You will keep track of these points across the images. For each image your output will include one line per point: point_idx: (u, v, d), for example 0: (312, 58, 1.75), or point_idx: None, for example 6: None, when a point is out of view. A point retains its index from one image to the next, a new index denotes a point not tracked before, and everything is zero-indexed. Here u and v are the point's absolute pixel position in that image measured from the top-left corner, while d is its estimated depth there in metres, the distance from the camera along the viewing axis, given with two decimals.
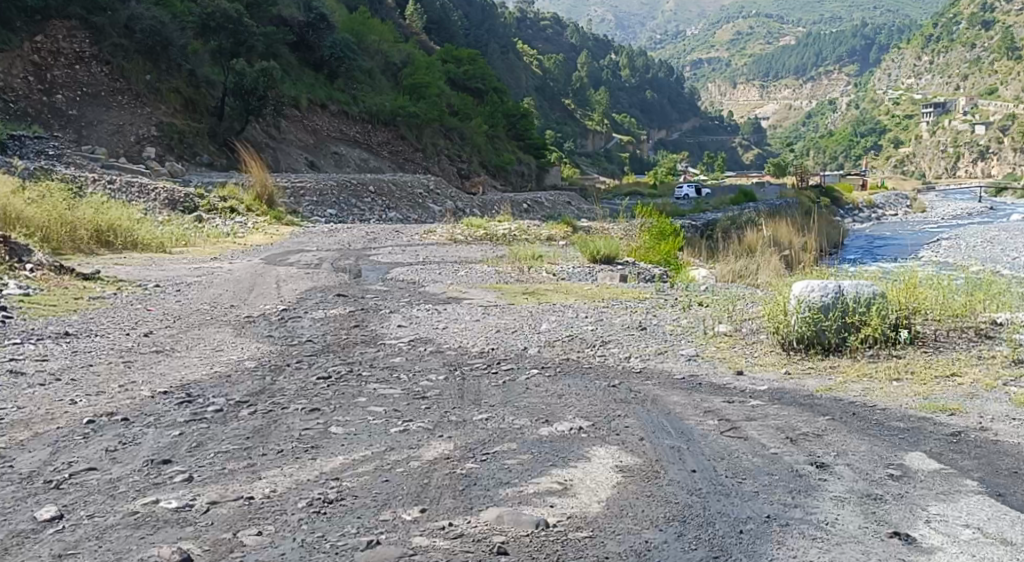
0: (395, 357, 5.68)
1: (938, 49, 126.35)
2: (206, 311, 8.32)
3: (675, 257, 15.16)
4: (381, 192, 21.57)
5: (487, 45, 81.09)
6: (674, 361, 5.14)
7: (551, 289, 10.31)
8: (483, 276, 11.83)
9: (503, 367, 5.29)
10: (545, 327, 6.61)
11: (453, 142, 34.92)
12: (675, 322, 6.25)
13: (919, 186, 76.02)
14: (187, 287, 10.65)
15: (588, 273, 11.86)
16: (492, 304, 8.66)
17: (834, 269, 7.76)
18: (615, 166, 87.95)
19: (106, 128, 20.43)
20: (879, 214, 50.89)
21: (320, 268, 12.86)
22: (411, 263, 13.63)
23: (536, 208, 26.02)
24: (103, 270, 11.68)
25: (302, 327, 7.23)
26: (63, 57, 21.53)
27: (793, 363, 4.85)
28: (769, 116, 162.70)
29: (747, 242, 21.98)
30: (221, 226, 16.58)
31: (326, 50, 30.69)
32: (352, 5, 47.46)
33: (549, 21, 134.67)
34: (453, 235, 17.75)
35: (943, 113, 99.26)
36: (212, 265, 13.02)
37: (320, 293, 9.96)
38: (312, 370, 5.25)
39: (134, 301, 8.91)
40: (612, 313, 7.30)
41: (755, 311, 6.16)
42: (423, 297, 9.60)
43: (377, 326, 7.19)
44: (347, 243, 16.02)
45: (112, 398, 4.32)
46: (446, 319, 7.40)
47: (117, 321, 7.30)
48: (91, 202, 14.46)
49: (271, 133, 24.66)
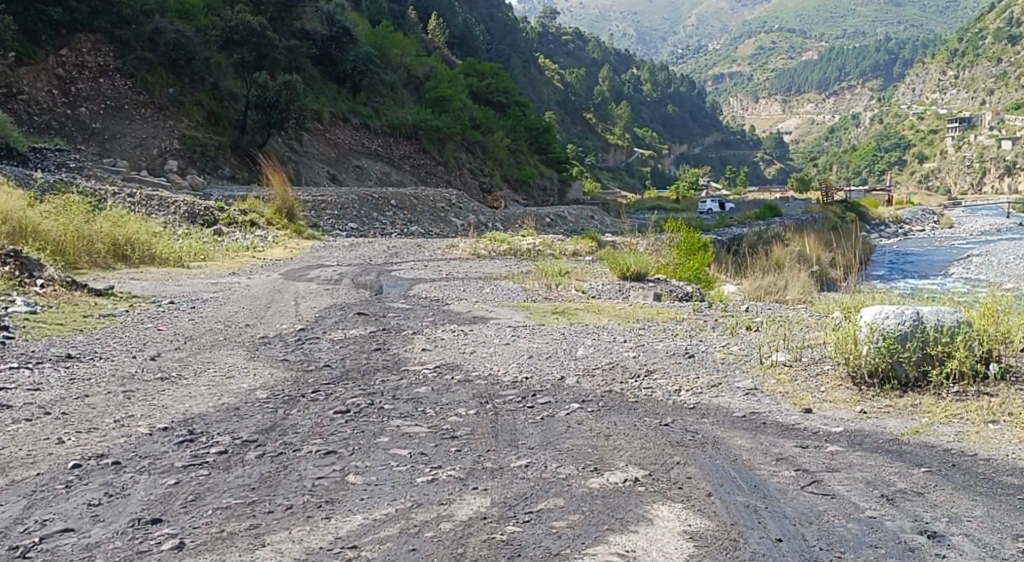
0: (420, 388, 5.18)
1: (963, 64, 125.13)
2: (219, 331, 7.89)
3: (706, 274, 14.66)
4: (403, 205, 21.18)
5: (510, 59, 81.06)
6: (730, 396, 4.61)
7: (580, 307, 9.82)
8: (509, 293, 11.36)
9: (539, 401, 4.77)
10: (582, 352, 6.10)
11: (475, 155, 34.60)
12: (726, 349, 5.70)
13: (946, 201, 75.02)
14: (203, 303, 10.28)
15: (617, 291, 11.39)
16: (520, 325, 8.18)
17: (888, 293, 7.17)
18: (637, 181, 87.39)
19: (129, 141, 20.22)
20: (905, 230, 50.09)
21: (341, 284, 12.45)
22: (434, 280, 13.19)
23: (559, 222, 25.57)
24: (118, 285, 11.32)
25: (321, 351, 6.75)
26: (87, 70, 21.36)
27: (868, 400, 4.33)
28: (792, 131, 161.82)
29: (776, 258, 21.46)
30: (241, 240, 16.24)
31: (349, 64, 30.44)
32: (376, 18, 47.35)
33: (572, 35, 134.77)
34: (476, 251, 17.31)
35: (968, 128, 98.03)
36: (230, 280, 12.64)
37: (339, 311, 9.52)
38: (328, 402, 4.77)
39: (144, 320, 8.51)
40: (652, 338, 6.77)
41: (814, 337, 5.61)
42: (446, 317, 9.13)
43: (401, 350, 6.70)
44: (369, 258, 15.63)
45: (103, 436, 3.86)
46: (473, 343, 6.90)
47: (123, 343, 6.86)
48: (109, 215, 14.13)
49: (293, 146, 24.37)
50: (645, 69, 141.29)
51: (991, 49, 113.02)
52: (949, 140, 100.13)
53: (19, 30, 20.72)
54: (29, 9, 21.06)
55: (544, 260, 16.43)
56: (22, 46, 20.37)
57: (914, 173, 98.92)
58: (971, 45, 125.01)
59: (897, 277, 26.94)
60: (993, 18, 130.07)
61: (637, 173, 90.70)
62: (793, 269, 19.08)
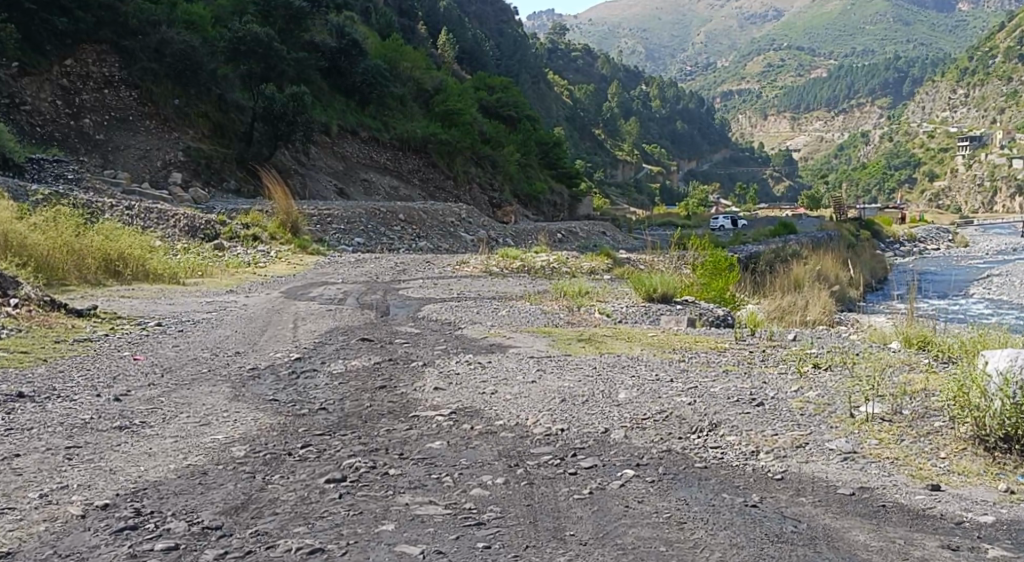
0: (433, 444, 4.30)
1: (973, 82, 123.49)
2: (204, 361, 6.97)
3: (731, 295, 13.80)
4: (411, 220, 20.29)
5: (519, 74, 80.29)
6: (824, 461, 3.66)
7: (608, 334, 8.92)
8: (527, 315, 10.43)
9: (584, 465, 3.83)
10: (626, 397, 5.15)
11: (485, 169, 33.76)
12: (804, 395, 4.74)
13: (958, 219, 73.85)
14: (194, 326, 9.38)
15: (645, 316, 10.46)
16: (546, 356, 7.29)
17: (961, 338, 6.26)
18: (645, 197, 86.35)
19: (133, 153, 19.46)
20: (920, 248, 49.04)
21: (345, 304, 11.56)
22: (444, 299, 12.29)
23: (571, 238, 24.69)
24: (102, 304, 10.42)
25: (319, 392, 5.82)
26: (92, 81, 20.61)
27: (1004, 474, 3.42)
28: (800, 149, 160.72)
29: (795, 275, 20.62)
30: (242, 255, 15.36)
31: (358, 76, 29.60)
32: (384, 32, 46.55)
33: (581, 51, 134.19)
34: (487, 268, 16.41)
35: (979, 147, 96.43)
36: (227, 298, 11.74)
37: (340, 337, 8.60)
38: (320, 464, 3.85)
39: (121, 346, 7.61)
40: (708, 377, 5.83)
41: (909, 382, 4.68)
42: (459, 344, 8.24)
43: (411, 389, 5.77)
44: (375, 275, 14.73)
45: (18, 524, 3.05)
46: (497, 381, 5.97)
47: (88, 379, 5.93)
48: (102, 228, 13.24)
49: (299, 159, 23.59)
50: (654, 85, 140.45)
51: (1002, 67, 111.48)
52: (960, 158, 99.02)
53: (22, 39, 20.01)
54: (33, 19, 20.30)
55: (561, 279, 15.55)
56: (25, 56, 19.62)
57: (924, 192, 97.44)
58: (981, 64, 123.58)
59: (919, 298, 26.06)
60: (1003, 37, 128.56)
61: (646, 189, 89.75)
62: (813, 289, 18.21)
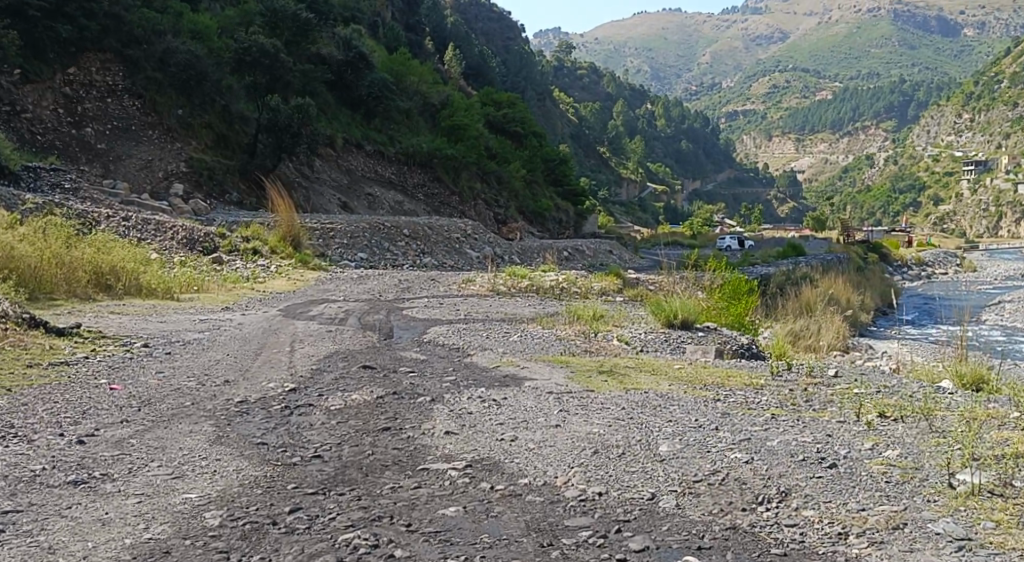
0: (448, 509, 3.63)
1: (977, 107, 122.84)
2: (189, 392, 6.25)
3: (750, 323, 13.25)
4: (416, 235, 19.63)
5: (524, 91, 79.76)
6: (933, 554, 3.03)
7: (631, 365, 8.24)
8: (540, 342, 9.68)
9: (633, 551, 3.18)
10: (672, 449, 4.45)
11: (490, 185, 33.16)
12: (885, 454, 4.01)
13: (963, 244, 73.25)
14: (182, 348, 8.62)
15: (667, 344, 9.78)
16: (566, 393, 6.59)
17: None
18: (650, 216, 85.61)
19: (134, 163, 18.86)
20: (928, 272, 48.42)
21: (346, 324, 10.85)
22: (450, 321, 11.60)
23: (577, 256, 24.06)
24: (87, 322, 9.68)
25: (313, 434, 5.09)
26: (94, 90, 20.00)
27: None
28: (804, 170, 160.35)
29: (806, 297, 20.05)
30: (241, 270, 14.68)
31: (365, 90, 29.04)
32: (391, 46, 45.92)
33: (587, 69, 133.97)
34: (495, 287, 15.73)
35: (984, 171, 95.62)
36: (221, 316, 11.06)
37: (341, 363, 7.88)
38: (309, 543, 3.24)
39: (98, 372, 6.86)
40: (760, 424, 5.11)
41: (1014, 444, 4.01)
42: (470, 375, 7.54)
43: (418, 433, 5.06)
44: (378, 292, 14.07)
45: None
46: (516, 425, 5.25)
47: (51, 415, 5.20)
48: (94, 241, 12.57)
49: (304, 172, 23.09)
50: (659, 104, 140.11)
51: (1006, 92, 110.77)
52: (964, 183, 98.46)
53: (24, 45, 19.30)
54: (37, 26, 19.67)
55: (572, 300, 14.89)
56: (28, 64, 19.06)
57: (928, 215, 96.80)
58: (985, 89, 122.91)
59: (929, 324, 25.48)
60: (1007, 63, 127.97)
61: (650, 208, 89.09)
62: (827, 315, 17.58)
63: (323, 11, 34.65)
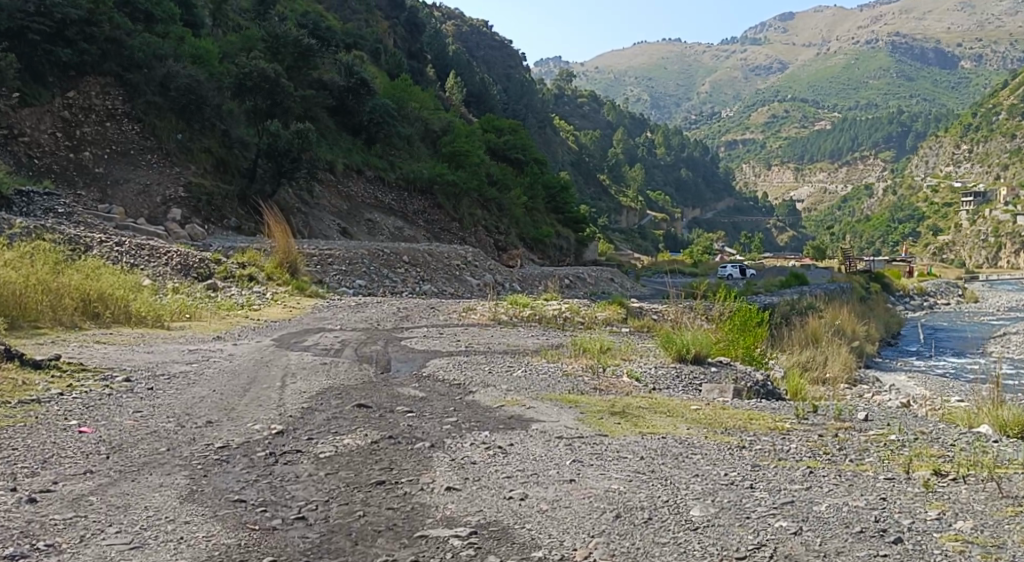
0: None
1: (976, 138, 122.50)
2: (166, 436, 5.70)
3: (760, 356, 12.71)
4: (416, 262, 19.11)
5: (525, 119, 79.64)
6: None
7: (645, 405, 7.73)
8: (547, 378, 9.11)
9: None
10: (705, 514, 3.92)
11: (491, 212, 32.74)
12: (958, 526, 3.63)
13: (965, 274, 72.62)
14: (165, 382, 8.02)
15: (680, 382, 9.23)
16: (577, 439, 6.05)
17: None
18: (650, 243, 85.09)
19: (132, 188, 18.40)
20: (931, 303, 47.88)
21: (341, 356, 10.30)
22: (451, 353, 11.04)
23: (579, 284, 23.54)
24: (68, 353, 9.08)
25: (298, 489, 4.53)
26: (93, 113, 19.52)
27: None
28: (803, 200, 160.25)
29: (812, 327, 19.53)
30: (236, 297, 14.14)
31: (366, 115, 28.65)
32: (392, 72, 45.66)
33: (587, 97, 134.11)
34: (496, 316, 15.20)
35: (983, 202, 94.99)
36: (210, 346, 10.51)
37: (334, 401, 7.31)
38: None
39: (70, 413, 6.28)
40: (799, 481, 4.55)
41: None
42: (472, 416, 6.97)
43: (416, 489, 4.51)
44: (376, 321, 13.53)
45: None
46: (526, 479, 4.70)
47: (6, 468, 4.67)
48: (81, 267, 12.02)
49: (303, 197, 22.58)
50: (659, 133, 140.27)
51: (1005, 123, 110.40)
52: (964, 213, 97.92)
53: (23, 69, 18.83)
54: (37, 49, 19.20)
55: (577, 331, 14.34)
56: (27, 87, 18.56)
57: (928, 245, 96.23)
58: (984, 120, 122.64)
59: (935, 356, 24.95)
60: (1006, 94, 127.74)
61: (650, 235, 88.72)
62: (834, 346, 17.06)
63: (325, 37, 34.37)
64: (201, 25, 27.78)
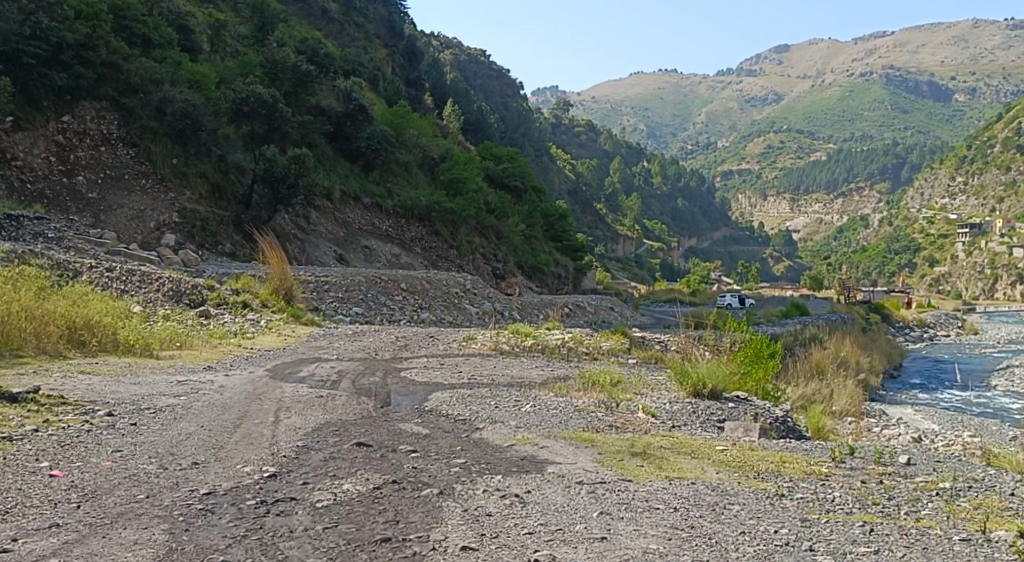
0: None
1: (971, 170, 122.28)
2: (145, 480, 5.14)
3: (773, 388, 12.13)
4: (414, 289, 18.61)
5: (522, 147, 79.54)
6: None
7: (664, 444, 7.20)
8: (558, 414, 8.52)
9: None
10: None
11: (489, 241, 32.32)
12: None
13: (962, 306, 71.97)
14: (151, 418, 7.41)
15: (698, 419, 8.69)
16: (600, 485, 5.49)
17: None
18: (646, 273, 84.66)
19: (126, 213, 17.92)
20: (931, 334, 47.37)
21: (338, 389, 9.69)
22: (453, 386, 10.45)
23: (579, 313, 23.04)
24: (49, 385, 8.51)
25: (292, 548, 4.05)
26: (88, 137, 19.01)
27: None
28: (799, 230, 160.06)
29: (818, 358, 18.96)
30: (229, 324, 13.59)
31: (364, 142, 28.26)
32: (391, 99, 45.41)
33: (584, 126, 134.29)
34: (497, 346, 14.65)
35: (978, 234, 94.44)
36: (200, 376, 9.92)
37: (332, 440, 6.72)
38: None
39: (40, 452, 5.70)
40: (863, 546, 4.07)
41: None
42: (482, 456, 6.41)
43: (427, 550, 4.04)
44: (373, 350, 12.97)
45: None
46: (551, 538, 4.23)
47: None
48: (68, 293, 11.45)
49: (299, 223, 22.17)
50: (656, 162, 140.25)
51: (1000, 156, 110.06)
52: (960, 244, 97.31)
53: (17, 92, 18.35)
54: None
55: (583, 362, 13.77)
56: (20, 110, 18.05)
57: (925, 276, 95.50)
58: (979, 152, 122.40)
59: (940, 389, 24.36)
60: (1001, 127, 127.67)
61: (646, 264, 88.22)
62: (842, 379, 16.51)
63: (325, 63, 34.10)
64: (198, 51, 27.46)
